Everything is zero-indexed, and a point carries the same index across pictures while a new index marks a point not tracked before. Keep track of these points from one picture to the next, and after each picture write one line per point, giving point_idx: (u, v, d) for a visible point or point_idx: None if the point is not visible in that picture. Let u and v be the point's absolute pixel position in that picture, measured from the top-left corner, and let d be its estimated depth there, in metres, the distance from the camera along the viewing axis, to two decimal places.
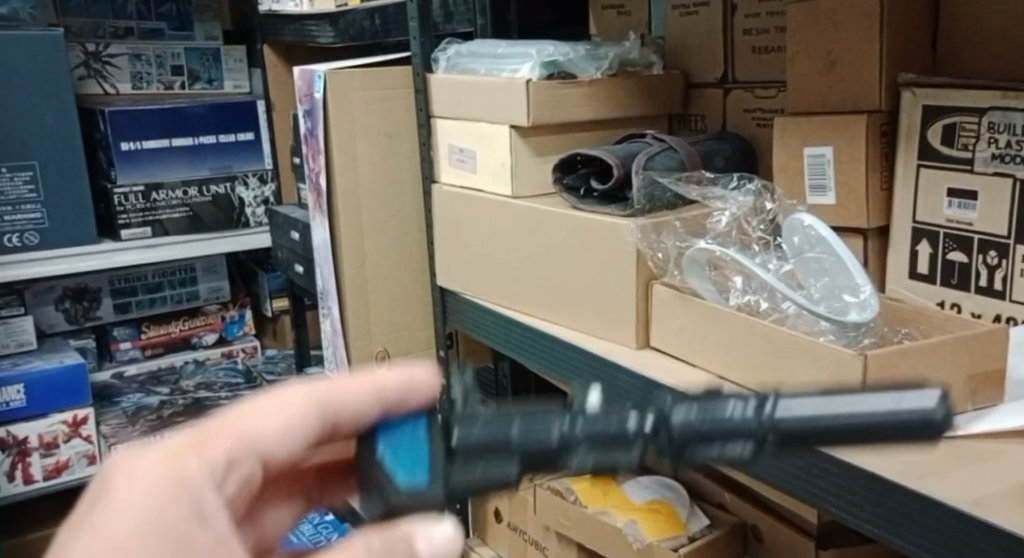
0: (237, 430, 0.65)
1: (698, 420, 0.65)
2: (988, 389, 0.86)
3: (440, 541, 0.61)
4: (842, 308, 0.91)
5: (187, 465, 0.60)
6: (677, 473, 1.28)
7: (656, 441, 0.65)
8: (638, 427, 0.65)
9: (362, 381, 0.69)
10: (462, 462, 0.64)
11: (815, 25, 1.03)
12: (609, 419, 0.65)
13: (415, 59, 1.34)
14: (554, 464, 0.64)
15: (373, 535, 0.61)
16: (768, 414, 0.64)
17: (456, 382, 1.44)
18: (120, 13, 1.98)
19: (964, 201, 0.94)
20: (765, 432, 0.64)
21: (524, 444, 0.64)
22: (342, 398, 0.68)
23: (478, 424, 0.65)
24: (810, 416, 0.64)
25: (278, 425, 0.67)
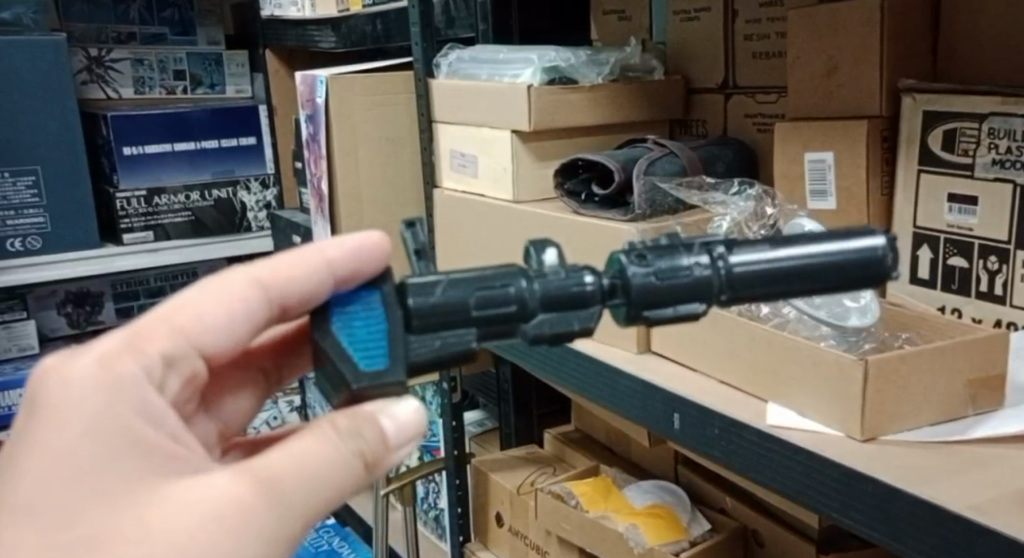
0: (169, 318, 0.55)
1: (656, 276, 0.51)
2: (989, 394, 0.86)
3: (404, 420, 0.54)
4: (843, 314, 0.91)
5: (127, 371, 0.52)
6: (678, 477, 1.28)
7: (616, 297, 0.51)
8: (597, 282, 0.51)
9: (306, 256, 0.56)
10: (415, 338, 0.51)
11: (816, 30, 1.04)
12: (570, 274, 0.51)
13: (417, 65, 1.35)
14: (511, 334, 0.51)
15: (334, 424, 0.54)
16: (723, 265, 0.51)
17: (457, 386, 1.46)
18: (123, 18, 1.98)
19: (964, 206, 0.94)
20: (721, 291, 0.51)
21: (481, 314, 0.50)
22: (293, 275, 0.55)
23: (436, 293, 0.51)
24: (769, 259, 0.51)
25: (223, 311, 0.55)
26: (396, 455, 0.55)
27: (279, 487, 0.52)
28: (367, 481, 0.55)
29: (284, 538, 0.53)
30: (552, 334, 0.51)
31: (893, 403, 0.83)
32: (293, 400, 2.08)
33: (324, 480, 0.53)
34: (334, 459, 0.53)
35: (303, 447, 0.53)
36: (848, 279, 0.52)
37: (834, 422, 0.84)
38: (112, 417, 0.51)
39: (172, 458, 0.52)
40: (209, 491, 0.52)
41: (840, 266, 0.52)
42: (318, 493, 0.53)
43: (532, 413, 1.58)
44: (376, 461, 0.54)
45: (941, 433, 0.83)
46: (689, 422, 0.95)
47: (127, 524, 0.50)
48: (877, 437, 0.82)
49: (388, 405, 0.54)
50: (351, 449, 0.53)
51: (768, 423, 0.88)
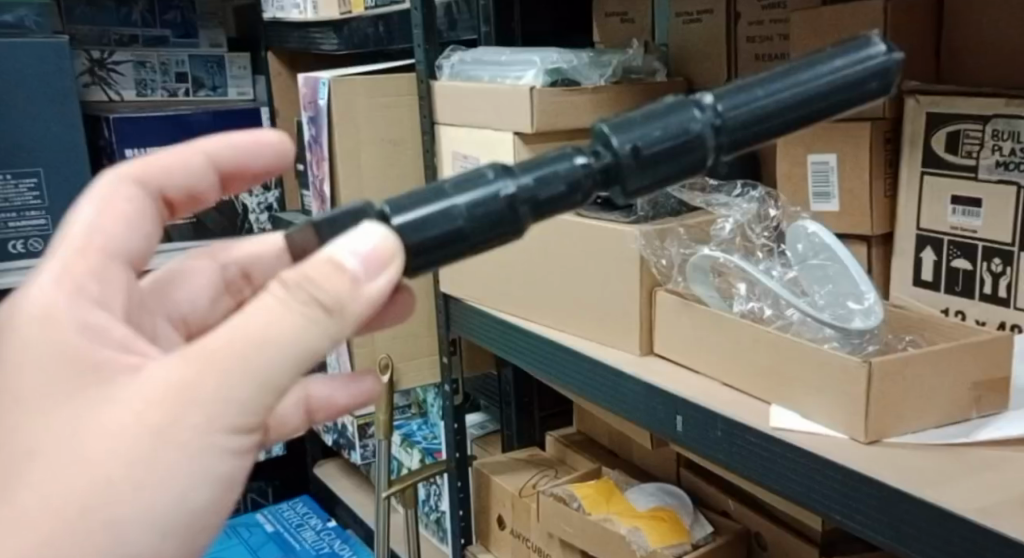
0: (82, 233, 0.61)
1: (643, 142, 0.55)
2: (993, 396, 0.86)
3: (370, 250, 0.54)
4: (846, 315, 0.91)
5: (57, 293, 0.58)
6: (681, 480, 1.28)
7: (602, 159, 0.56)
8: (586, 164, 0.56)
9: (191, 154, 0.68)
10: (397, 215, 0.56)
11: (819, 31, 1.03)
12: (558, 163, 0.56)
13: (419, 67, 1.34)
14: (496, 200, 0.55)
15: (280, 282, 0.54)
16: (710, 109, 0.56)
17: (459, 389, 1.45)
18: (126, 21, 1.99)
19: (968, 208, 0.94)
20: (714, 135, 0.55)
21: (474, 216, 0.55)
22: (169, 171, 0.67)
23: (420, 212, 0.55)
24: (753, 94, 0.56)
25: (128, 220, 0.63)
26: (368, 287, 0.54)
27: (215, 362, 0.54)
28: (338, 327, 0.54)
29: (236, 409, 0.54)
30: (538, 184, 0.55)
31: (897, 406, 0.82)
32: None
33: (270, 348, 0.54)
34: (289, 314, 0.54)
35: (244, 314, 0.54)
36: (834, 103, 0.57)
37: (838, 425, 0.84)
38: (47, 333, 0.56)
39: (109, 364, 0.56)
40: (144, 382, 0.54)
41: (823, 93, 0.57)
42: (261, 363, 0.54)
43: (535, 415, 1.58)
44: (336, 302, 0.54)
45: (946, 436, 0.83)
46: (692, 424, 0.95)
47: (66, 424, 0.54)
48: (881, 439, 0.82)
49: (349, 237, 0.54)
50: (298, 298, 0.54)
51: (771, 425, 0.87)
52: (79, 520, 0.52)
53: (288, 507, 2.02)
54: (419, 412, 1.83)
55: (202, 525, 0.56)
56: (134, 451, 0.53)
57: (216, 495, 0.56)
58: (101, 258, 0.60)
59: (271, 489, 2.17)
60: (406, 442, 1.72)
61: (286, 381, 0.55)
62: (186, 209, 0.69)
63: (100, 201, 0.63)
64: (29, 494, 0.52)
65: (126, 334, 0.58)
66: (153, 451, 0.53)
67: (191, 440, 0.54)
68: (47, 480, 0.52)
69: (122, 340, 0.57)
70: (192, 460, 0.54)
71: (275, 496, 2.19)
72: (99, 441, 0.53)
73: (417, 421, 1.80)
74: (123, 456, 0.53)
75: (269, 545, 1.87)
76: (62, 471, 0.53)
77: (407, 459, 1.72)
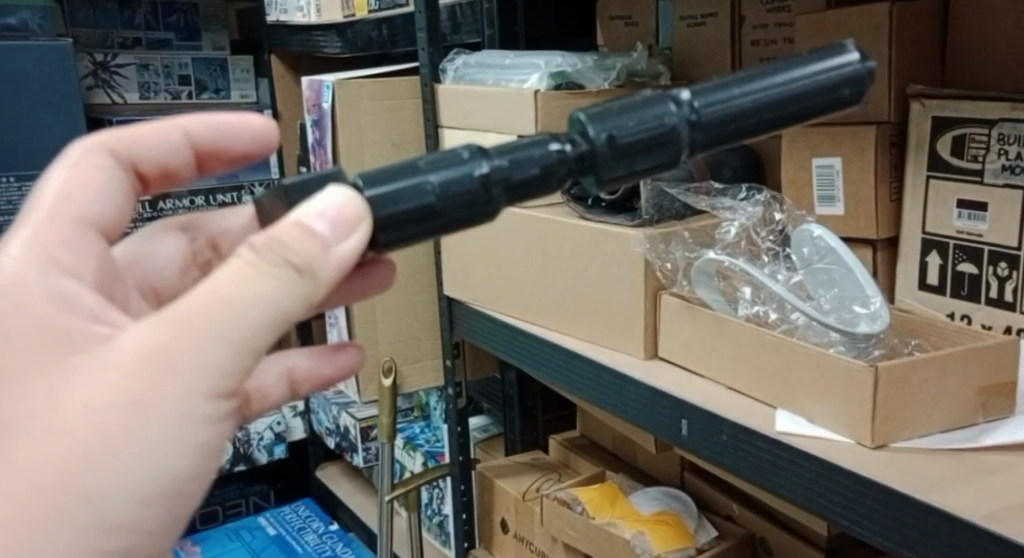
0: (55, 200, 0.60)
1: (620, 130, 0.56)
2: (999, 401, 0.85)
3: (339, 206, 0.54)
4: (852, 319, 0.90)
5: (25, 262, 0.56)
6: (685, 484, 1.27)
7: (578, 148, 0.56)
8: (561, 149, 0.56)
9: (163, 126, 0.66)
10: (371, 191, 0.56)
11: (822, 35, 1.03)
12: (533, 146, 0.56)
13: (423, 69, 1.34)
14: (470, 180, 0.55)
15: (248, 248, 0.54)
16: (687, 103, 0.56)
17: (463, 392, 1.44)
18: (129, 23, 2.00)
19: (973, 212, 0.94)
20: (689, 130, 0.56)
21: (445, 192, 0.55)
22: (143, 143, 0.65)
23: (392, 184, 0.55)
24: (731, 89, 0.56)
25: (100, 186, 0.61)
26: (338, 250, 0.54)
27: (188, 328, 0.53)
28: (311, 289, 0.54)
29: (214, 375, 0.54)
30: (514, 166, 0.55)
31: (903, 410, 0.82)
32: (297, 405, 2.08)
33: (245, 312, 0.53)
34: (260, 281, 0.53)
35: (213, 279, 0.54)
36: (813, 97, 0.57)
37: (844, 429, 0.84)
38: (14, 304, 0.54)
39: (80, 335, 0.54)
40: (116, 351, 0.53)
41: (803, 90, 0.57)
42: (236, 329, 0.53)
43: (538, 419, 1.58)
44: (306, 262, 0.54)
45: (951, 440, 0.83)
46: (697, 429, 0.94)
47: (38, 397, 0.52)
48: (887, 444, 0.82)
49: (316, 205, 0.54)
50: (267, 263, 0.53)
51: (776, 429, 0.87)
52: (59, 495, 0.51)
53: (290, 510, 2.02)
54: (421, 415, 1.83)
55: (183, 492, 0.55)
56: (111, 424, 0.52)
57: (200, 465, 0.55)
58: (71, 225, 0.59)
59: (273, 492, 2.17)
60: (407, 445, 1.73)
61: (263, 342, 0.55)
62: (159, 185, 0.67)
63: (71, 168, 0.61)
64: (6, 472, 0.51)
65: (97, 302, 0.56)
66: (131, 422, 0.52)
67: (169, 409, 0.53)
68: (22, 455, 0.51)
69: (93, 309, 0.56)
70: (172, 431, 0.53)
71: (277, 499, 2.18)
72: (74, 415, 0.52)
73: (420, 424, 1.80)
74: (98, 427, 0.52)
75: (271, 549, 1.87)
76: (36, 444, 0.51)
77: (409, 462, 1.73)
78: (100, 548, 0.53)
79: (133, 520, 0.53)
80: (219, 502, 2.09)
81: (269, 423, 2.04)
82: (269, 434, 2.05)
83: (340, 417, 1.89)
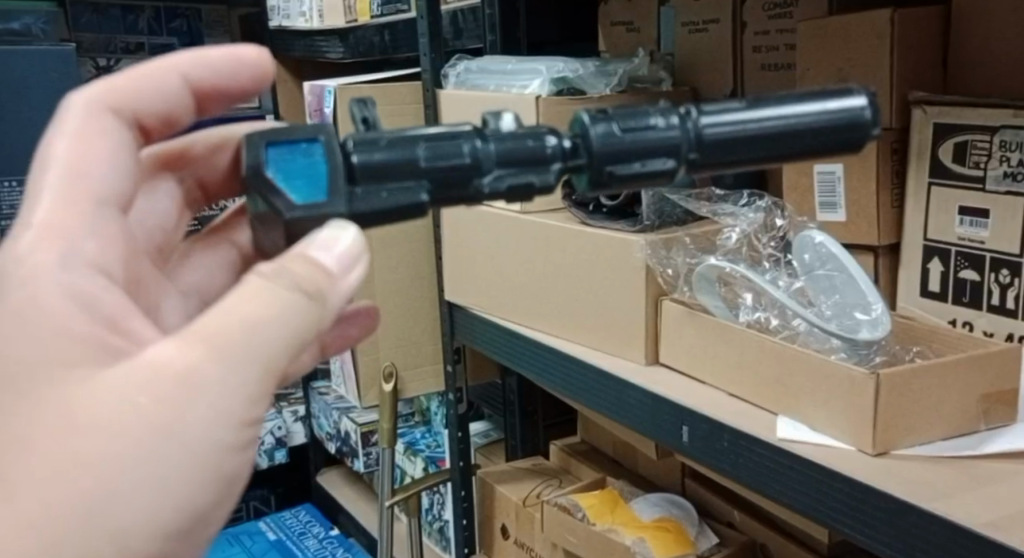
0: (68, 176, 0.57)
1: (620, 130, 0.56)
2: (1000, 408, 0.85)
3: (341, 248, 0.55)
4: (853, 326, 0.90)
5: (41, 251, 0.54)
6: (686, 491, 1.27)
7: (578, 158, 0.57)
8: (558, 144, 0.56)
9: (164, 72, 0.64)
10: (363, 190, 0.56)
11: (824, 42, 1.03)
12: (529, 135, 0.56)
13: (425, 75, 1.35)
14: (464, 188, 0.56)
15: (260, 271, 0.55)
16: (692, 125, 0.57)
17: (463, 397, 1.44)
18: (132, 28, 2.00)
19: (975, 219, 0.93)
20: (689, 148, 0.57)
21: (430, 167, 0.55)
22: (141, 94, 0.63)
23: (378, 152, 0.55)
24: (736, 120, 0.57)
25: (110, 157, 0.59)
26: (343, 280, 0.56)
27: (212, 343, 0.54)
28: (320, 312, 0.56)
29: (237, 395, 0.54)
30: (509, 190, 0.56)
31: (905, 417, 0.82)
32: (298, 409, 2.08)
33: (266, 330, 0.54)
34: (277, 302, 0.55)
35: (231, 298, 0.55)
36: (818, 134, 0.58)
37: (845, 436, 0.84)
38: (31, 302, 0.53)
39: (100, 343, 0.53)
40: (140, 365, 0.53)
41: (809, 123, 0.58)
42: (257, 348, 0.54)
43: (539, 424, 1.58)
44: (318, 289, 0.56)
45: (952, 448, 0.82)
46: (697, 435, 0.94)
47: (54, 411, 0.51)
48: (888, 451, 0.82)
49: (319, 237, 0.55)
50: (285, 287, 0.55)
51: (778, 436, 0.87)
52: (83, 516, 0.50)
53: (291, 515, 2.01)
54: (422, 420, 1.82)
55: (203, 518, 0.55)
56: (136, 442, 0.52)
57: (219, 491, 0.55)
58: (89, 210, 0.57)
59: (274, 497, 2.17)
60: (408, 450, 1.72)
61: (281, 362, 0.56)
62: (160, 134, 0.66)
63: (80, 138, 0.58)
64: (29, 490, 0.50)
65: (116, 305, 0.55)
66: (155, 441, 0.52)
67: (189, 427, 0.53)
68: (44, 473, 0.50)
69: (111, 312, 0.55)
70: (196, 452, 0.53)
71: (278, 504, 2.18)
72: (97, 432, 0.51)
73: (421, 429, 1.80)
74: (124, 444, 0.51)
75: (271, 554, 1.87)
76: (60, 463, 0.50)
77: (410, 467, 1.73)
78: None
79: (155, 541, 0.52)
80: None
81: (271, 428, 2.04)
82: (270, 438, 2.05)
83: (340, 422, 1.88)
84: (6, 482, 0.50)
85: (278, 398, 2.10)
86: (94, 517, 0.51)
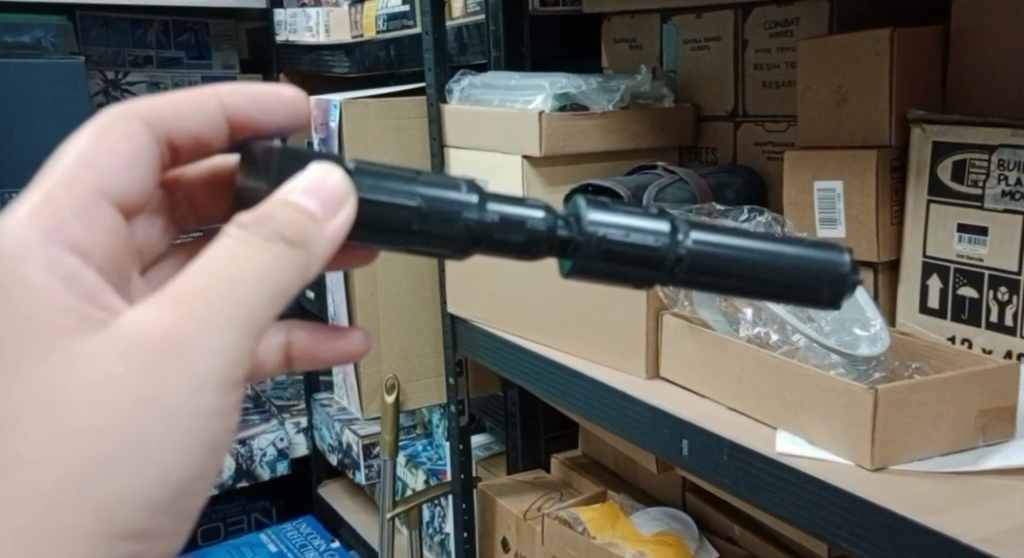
0: (77, 165, 0.59)
1: (615, 208, 0.60)
2: (998, 424, 0.86)
3: (325, 183, 0.56)
4: (852, 341, 0.91)
5: (30, 233, 0.55)
6: (686, 505, 1.28)
7: (567, 231, 0.59)
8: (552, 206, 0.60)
9: (196, 96, 0.68)
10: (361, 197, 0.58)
11: (824, 61, 1.06)
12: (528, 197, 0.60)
13: (430, 90, 1.35)
14: (451, 220, 0.58)
15: (238, 223, 0.55)
16: (680, 241, 0.59)
17: (465, 410, 1.45)
18: (140, 42, 2.02)
19: (974, 237, 0.94)
20: (671, 253, 0.59)
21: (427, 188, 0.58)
22: (176, 112, 0.66)
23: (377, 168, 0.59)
24: (722, 242, 0.59)
25: (120, 147, 0.61)
26: (329, 225, 0.56)
27: (193, 307, 0.54)
28: (304, 260, 0.56)
29: (218, 358, 0.55)
30: (501, 222, 0.58)
31: (904, 432, 0.82)
32: (299, 421, 2.08)
33: (249, 287, 0.55)
34: (257, 253, 0.55)
35: (208, 256, 0.55)
36: (787, 283, 0.60)
37: (844, 450, 0.84)
38: (14, 277, 0.54)
39: (79, 316, 0.54)
40: (121, 332, 0.53)
41: (777, 266, 0.60)
42: (235, 304, 0.55)
43: (540, 437, 1.58)
44: (301, 237, 0.55)
45: (950, 463, 0.83)
46: (697, 449, 0.95)
47: (35, 385, 0.52)
48: (887, 466, 0.82)
49: (306, 181, 0.55)
50: (263, 241, 0.55)
51: (776, 450, 0.88)
52: (72, 487, 0.51)
53: (292, 527, 2.02)
54: (424, 433, 1.83)
55: (191, 483, 0.56)
56: (121, 409, 0.52)
57: (205, 458, 0.56)
58: (86, 195, 0.59)
59: (275, 508, 2.17)
60: (410, 462, 1.73)
61: (261, 322, 0.56)
62: (188, 154, 0.69)
63: (100, 133, 0.61)
64: (15, 465, 0.51)
65: (96, 283, 0.56)
66: (143, 405, 0.53)
67: (171, 391, 0.54)
68: (30, 447, 0.51)
69: (91, 288, 0.55)
70: (180, 417, 0.54)
71: (279, 516, 2.19)
72: (80, 401, 0.52)
73: (422, 441, 1.80)
74: (108, 412, 0.52)
75: None
76: (46, 433, 0.51)
77: (411, 479, 1.73)
78: (113, 530, 0.53)
79: (148, 504, 0.54)
80: (221, 519, 2.09)
81: (272, 439, 2.03)
82: (272, 449, 2.03)
83: (342, 434, 1.89)
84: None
85: (281, 409, 2.10)
86: (82, 490, 0.52)
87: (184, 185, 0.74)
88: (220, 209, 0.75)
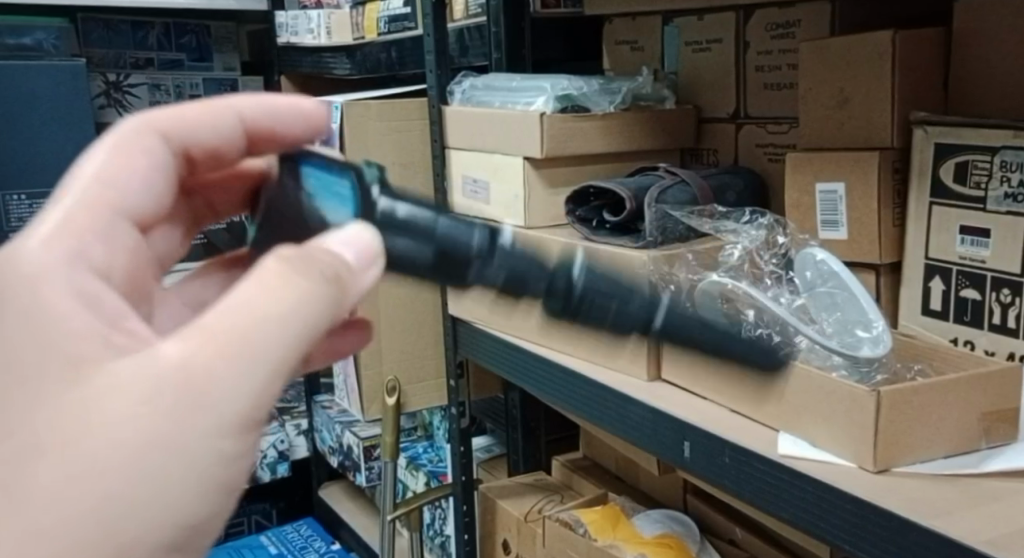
0: (94, 181, 0.62)
1: None
2: (1001, 427, 0.86)
3: (349, 239, 0.61)
4: (855, 343, 0.90)
5: (46, 254, 0.56)
6: (688, 507, 1.27)
7: None
8: None
9: (218, 110, 0.75)
10: None
11: (826, 62, 1.06)
12: None
13: (431, 91, 1.35)
14: None
15: (281, 256, 0.58)
16: None
17: (466, 412, 1.44)
18: (142, 44, 2.02)
19: (976, 239, 0.94)
20: None
21: None
22: (197, 125, 0.73)
23: None
24: None
25: (142, 172, 0.65)
26: (361, 278, 0.61)
27: (228, 338, 0.55)
28: (338, 299, 0.58)
29: (249, 395, 0.55)
30: None
31: (906, 434, 0.82)
32: (300, 423, 2.08)
33: (285, 323, 0.56)
34: (296, 286, 0.57)
35: (247, 287, 0.56)
36: None
37: (846, 453, 0.84)
38: (36, 302, 0.53)
39: (103, 341, 0.53)
40: (154, 360, 0.53)
41: None
42: (263, 339, 0.55)
43: (541, 439, 1.58)
44: (337, 276, 0.58)
45: (953, 465, 0.83)
46: (699, 451, 0.95)
47: (61, 410, 0.51)
48: (889, 469, 0.82)
49: (339, 232, 0.62)
50: (295, 278, 0.57)
51: (778, 452, 0.87)
52: (98, 520, 0.50)
53: (292, 530, 2.02)
54: (424, 434, 1.83)
55: (207, 526, 0.55)
56: (150, 439, 0.52)
57: (220, 501, 0.55)
58: (105, 213, 0.61)
59: (275, 511, 2.17)
60: (411, 464, 1.73)
61: (292, 361, 0.57)
62: (206, 163, 0.76)
63: (116, 149, 0.65)
64: (37, 494, 0.49)
65: (116, 309, 0.56)
66: (172, 438, 0.52)
67: (202, 426, 0.53)
68: (54, 475, 0.50)
69: (110, 314, 0.55)
70: (206, 454, 0.54)
71: (279, 518, 2.18)
72: (108, 430, 0.51)
73: (422, 443, 1.80)
74: (138, 440, 0.51)
75: None
76: (72, 461, 0.50)
77: (412, 481, 1.73)
78: None
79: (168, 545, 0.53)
80: None
81: (272, 441, 2.04)
82: (272, 451, 2.04)
83: (343, 436, 1.89)
84: (14, 487, 0.49)
85: (281, 411, 2.10)
86: (106, 521, 0.50)
87: (206, 190, 0.82)
88: (239, 209, 0.83)
